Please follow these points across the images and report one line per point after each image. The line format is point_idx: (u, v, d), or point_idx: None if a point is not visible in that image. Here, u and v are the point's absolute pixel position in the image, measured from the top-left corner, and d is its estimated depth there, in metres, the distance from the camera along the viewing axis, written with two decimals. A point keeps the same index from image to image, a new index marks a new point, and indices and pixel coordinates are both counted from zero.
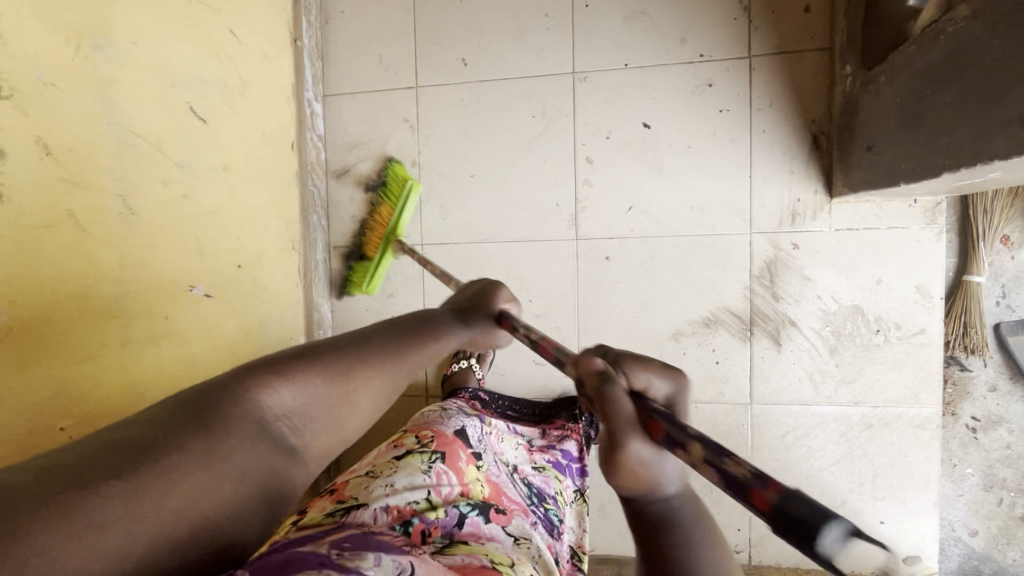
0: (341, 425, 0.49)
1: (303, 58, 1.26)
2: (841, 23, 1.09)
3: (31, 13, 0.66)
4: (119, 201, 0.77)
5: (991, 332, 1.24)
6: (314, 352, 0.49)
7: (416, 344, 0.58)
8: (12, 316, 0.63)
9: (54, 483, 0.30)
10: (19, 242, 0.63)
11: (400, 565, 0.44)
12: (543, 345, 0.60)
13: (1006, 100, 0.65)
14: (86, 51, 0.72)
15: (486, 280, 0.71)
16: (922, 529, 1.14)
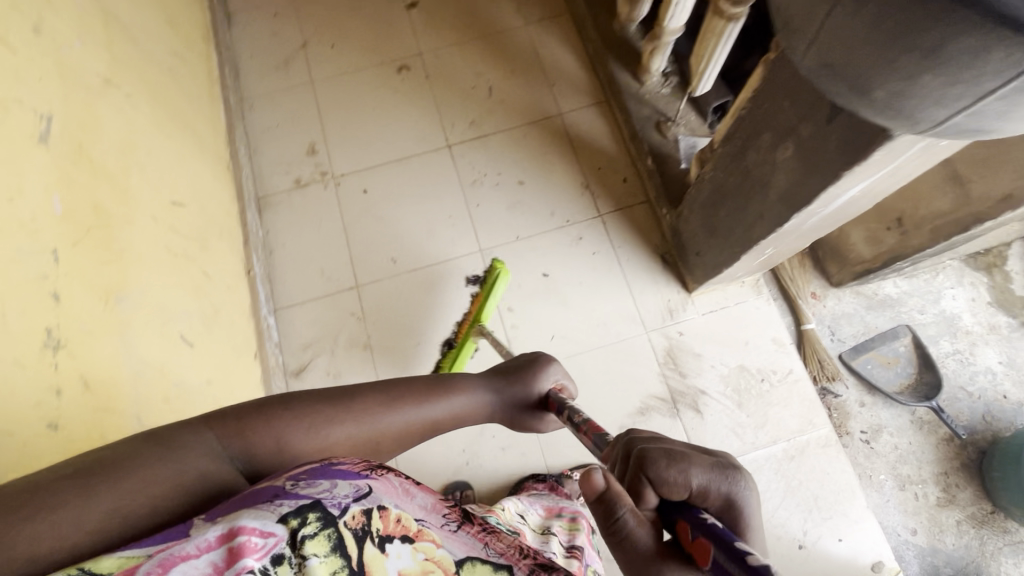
0: (317, 448, 0.70)
1: (257, 284, 1.51)
2: (649, 185, 1.62)
3: (79, 283, 0.84)
4: (135, 420, 0.88)
5: (839, 361, 1.63)
6: (284, 401, 0.70)
7: (429, 397, 0.84)
8: None
9: (58, 481, 0.48)
10: None
11: (357, 488, 0.54)
12: (586, 427, 0.86)
13: (751, 208, 1.09)
14: (112, 304, 0.90)
15: (533, 356, 1.01)
16: (869, 535, 1.33)
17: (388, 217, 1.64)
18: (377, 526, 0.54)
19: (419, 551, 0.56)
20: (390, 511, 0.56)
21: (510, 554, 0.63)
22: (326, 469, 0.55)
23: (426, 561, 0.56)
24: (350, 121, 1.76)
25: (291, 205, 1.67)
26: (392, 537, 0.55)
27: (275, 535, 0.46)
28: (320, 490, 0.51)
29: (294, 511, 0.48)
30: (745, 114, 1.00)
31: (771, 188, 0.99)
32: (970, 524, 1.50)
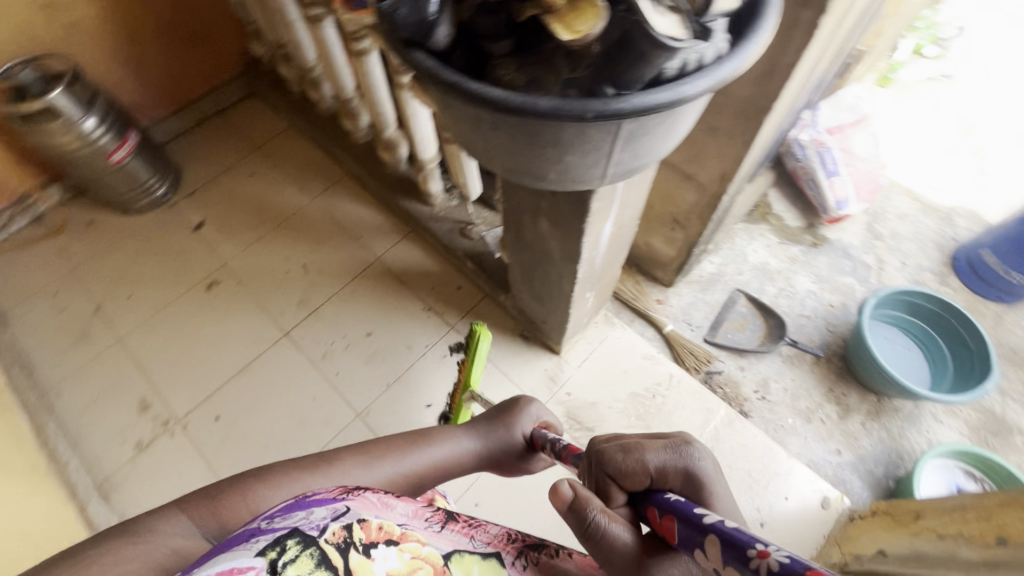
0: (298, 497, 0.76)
1: None
2: (480, 282, 1.74)
3: None
4: None
5: (706, 344, 1.81)
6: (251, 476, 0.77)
7: (411, 441, 0.95)
8: None
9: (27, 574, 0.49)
10: None
11: (335, 510, 0.55)
12: (569, 448, 0.93)
13: (552, 270, 1.22)
14: None
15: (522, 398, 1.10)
16: (803, 480, 1.44)
17: (253, 432, 1.55)
18: (363, 537, 0.54)
19: (408, 553, 0.58)
20: (369, 520, 0.57)
21: (497, 541, 0.68)
22: (292, 501, 0.55)
23: (414, 559, 0.58)
24: (175, 359, 1.68)
25: (140, 474, 1.50)
26: (376, 543, 0.55)
27: (256, 564, 0.45)
28: (293, 518, 0.51)
29: (272, 543, 0.48)
30: (506, 205, 1.17)
31: (555, 252, 1.13)
32: (871, 419, 1.68)
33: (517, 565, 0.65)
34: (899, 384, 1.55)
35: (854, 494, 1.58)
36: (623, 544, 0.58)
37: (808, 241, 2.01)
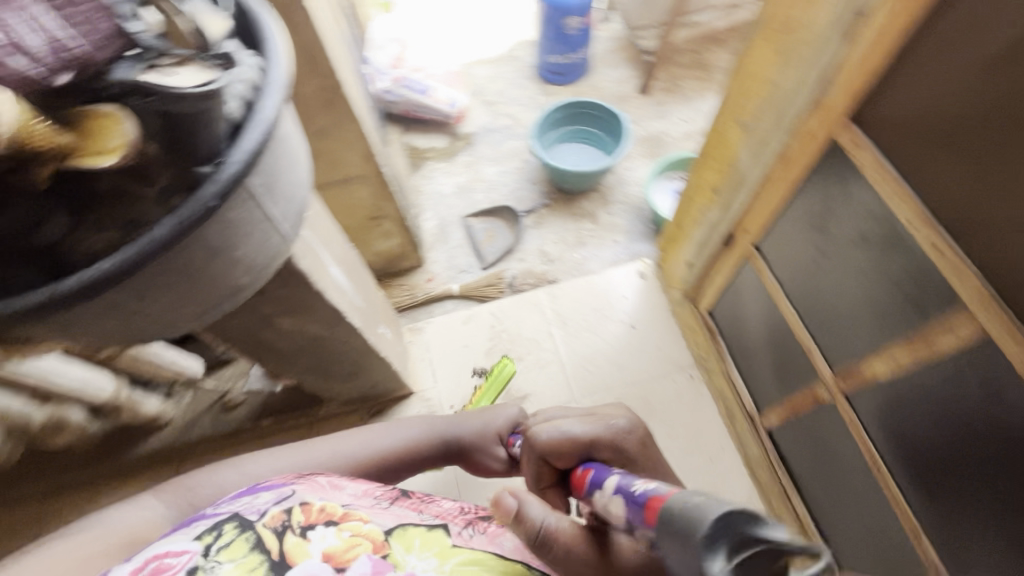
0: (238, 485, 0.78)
1: None
2: (293, 423, 1.52)
3: None
4: None
5: (487, 270, 1.93)
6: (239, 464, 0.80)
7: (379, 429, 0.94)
8: None
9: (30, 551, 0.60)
10: None
11: (283, 496, 0.65)
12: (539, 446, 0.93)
13: (336, 347, 1.11)
14: None
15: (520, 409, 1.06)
16: (623, 277, 1.70)
17: None
18: (302, 518, 0.61)
19: (348, 530, 0.61)
20: (313, 504, 0.64)
21: (447, 516, 0.71)
22: (256, 488, 0.67)
23: (353, 537, 0.60)
24: None
25: None
26: (314, 524, 0.61)
27: (186, 552, 0.56)
28: (240, 506, 0.63)
29: (212, 530, 0.59)
30: (236, 345, 1.00)
31: (320, 331, 1.03)
32: (609, 204, 2.04)
33: (462, 535, 0.66)
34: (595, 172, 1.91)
35: (648, 252, 1.94)
36: (576, 532, 0.60)
37: (462, 145, 2.24)
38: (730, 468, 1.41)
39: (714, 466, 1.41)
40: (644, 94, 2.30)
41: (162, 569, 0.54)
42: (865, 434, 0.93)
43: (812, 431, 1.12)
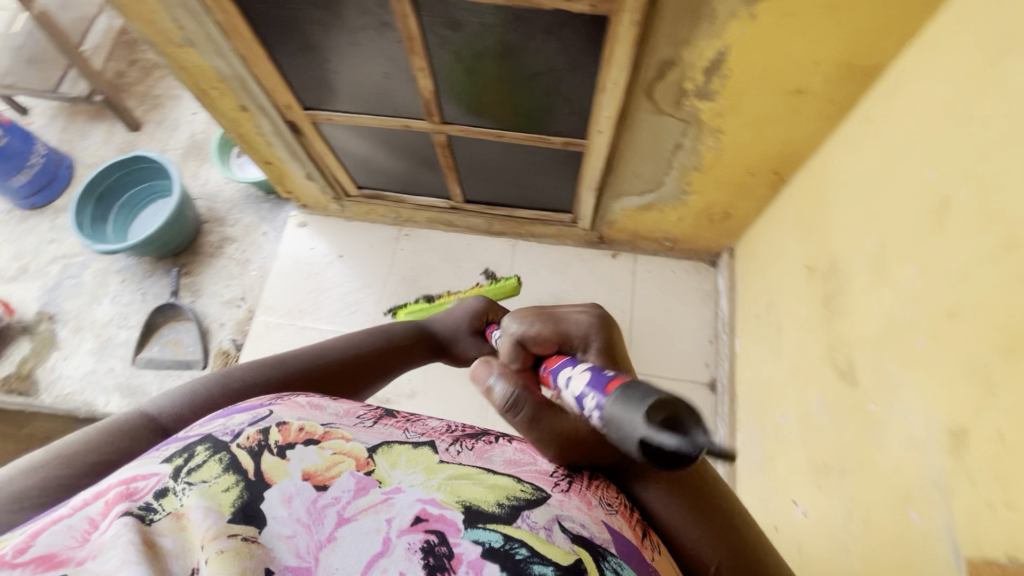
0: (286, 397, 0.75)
1: None
2: None
3: None
4: None
5: (205, 364, 1.72)
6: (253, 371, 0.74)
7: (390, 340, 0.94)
8: (907, 508, 0.68)
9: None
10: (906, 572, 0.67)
11: (258, 413, 0.51)
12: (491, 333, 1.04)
13: None
14: None
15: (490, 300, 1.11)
16: (295, 240, 1.73)
17: None
18: (278, 436, 0.49)
19: (330, 447, 0.49)
20: (293, 422, 0.51)
21: (433, 433, 0.57)
22: (230, 406, 0.53)
23: (336, 454, 0.49)
24: None
25: None
26: (292, 444, 0.49)
27: (157, 475, 0.44)
28: (211, 424, 0.49)
29: (180, 451, 0.47)
30: None
31: None
32: (225, 219, 1.94)
33: (450, 450, 0.54)
34: (179, 213, 1.78)
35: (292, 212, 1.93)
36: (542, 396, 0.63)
37: (45, 324, 1.82)
38: (484, 246, 1.68)
39: (477, 254, 1.67)
40: (138, 128, 2.12)
41: (132, 492, 0.43)
42: (473, 128, 1.19)
43: (470, 166, 1.39)
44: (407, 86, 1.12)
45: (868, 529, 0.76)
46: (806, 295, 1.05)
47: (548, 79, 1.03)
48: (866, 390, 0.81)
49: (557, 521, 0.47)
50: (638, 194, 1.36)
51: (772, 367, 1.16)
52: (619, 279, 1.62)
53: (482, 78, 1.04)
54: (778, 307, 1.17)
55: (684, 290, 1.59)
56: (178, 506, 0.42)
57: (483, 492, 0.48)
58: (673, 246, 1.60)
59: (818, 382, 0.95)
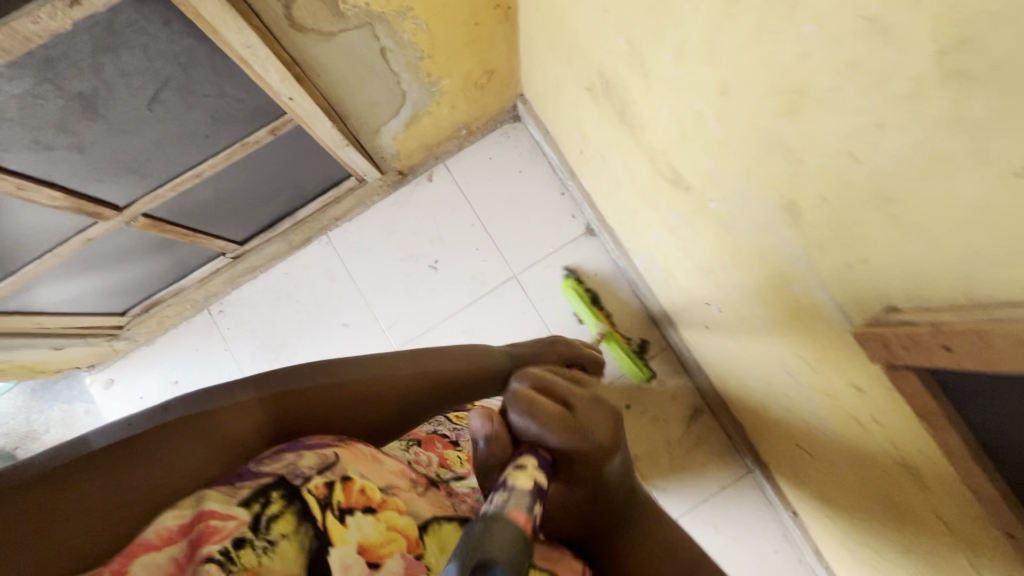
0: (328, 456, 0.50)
1: (779, 494, 1.27)
2: None
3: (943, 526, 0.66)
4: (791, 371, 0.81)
5: None
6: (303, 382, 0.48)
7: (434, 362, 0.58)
8: (790, 285, 0.67)
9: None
10: (817, 335, 0.67)
11: (322, 459, 0.43)
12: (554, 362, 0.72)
13: None
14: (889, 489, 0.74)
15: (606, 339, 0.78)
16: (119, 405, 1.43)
17: None
18: (336, 502, 0.42)
19: (385, 520, 0.44)
20: (357, 478, 0.44)
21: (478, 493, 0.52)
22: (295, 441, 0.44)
23: (389, 530, 0.43)
24: None
25: None
26: (353, 508, 0.42)
27: (238, 516, 0.38)
28: (284, 460, 0.42)
29: (255, 492, 0.39)
30: None
31: None
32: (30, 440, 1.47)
33: None
34: None
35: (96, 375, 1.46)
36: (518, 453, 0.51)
37: None
38: (303, 264, 1.45)
39: (304, 276, 1.44)
40: None
41: (216, 533, 0.37)
42: (159, 190, 0.91)
43: (209, 218, 1.11)
44: (32, 213, 0.81)
45: (769, 308, 0.76)
46: (602, 116, 0.95)
47: (178, 91, 0.75)
48: (700, 190, 0.76)
49: None
50: (394, 118, 1.14)
51: (620, 196, 1.10)
52: (448, 196, 1.45)
53: (101, 145, 0.76)
54: (591, 138, 1.07)
55: (510, 163, 1.46)
56: (258, 564, 0.37)
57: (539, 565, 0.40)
58: (469, 129, 1.42)
59: (661, 197, 0.90)
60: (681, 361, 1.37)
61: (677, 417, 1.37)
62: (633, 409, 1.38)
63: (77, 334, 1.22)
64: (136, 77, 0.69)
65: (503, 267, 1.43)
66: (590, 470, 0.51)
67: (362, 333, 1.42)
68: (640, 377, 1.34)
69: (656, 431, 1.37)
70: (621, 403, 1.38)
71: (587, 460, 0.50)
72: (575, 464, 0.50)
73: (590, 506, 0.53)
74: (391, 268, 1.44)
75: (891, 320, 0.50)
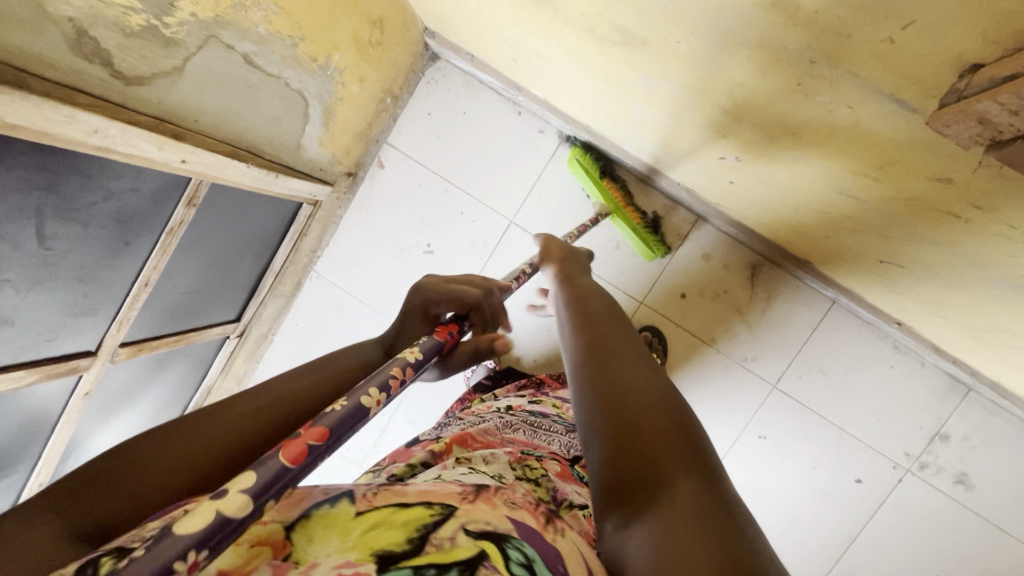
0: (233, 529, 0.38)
1: (874, 313, 1.17)
2: None
3: None
4: (849, 189, 0.68)
5: None
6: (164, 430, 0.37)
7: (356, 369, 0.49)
8: (822, 95, 0.53)
9: None
10: (879, 134, 0.53)
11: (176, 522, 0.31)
12: None
13: None
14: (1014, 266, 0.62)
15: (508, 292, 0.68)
16: None
17: (807, 474, 1.28)
18: None
19: (250, 536, 0.33)
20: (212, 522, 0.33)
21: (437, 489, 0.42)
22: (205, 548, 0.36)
23: (251, 546, 0.32)
24: (963, 560, 1.24)
25: (930, 407, 1.23)
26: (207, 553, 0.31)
27: None
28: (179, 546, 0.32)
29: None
30: None
31: None
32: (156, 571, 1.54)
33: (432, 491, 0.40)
34: None
35: None
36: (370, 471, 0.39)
37: None
38: (307, 309, 1.38)
39: (313, 318, 1.38)
40: None
41: None
42: (119, 316, 0.84)
43: (190, 313, 1.04)
44: (12, 401, 0.75)
45: (795, 133, 0.63)
46: (514, 8, 0.79)
47: (58, 214, 0.65)
48: (661, 36, 0.61)
49: (465, 528, 0.34)
50: (308, 124, 1.01)
51: (576, 87, 0.95)
52: (408, 175, 1.32)
53: (25, 306, 0.68)
54: (516, 38, 0.91)
55: (452, 109, 1.30)
56: None
57: (394, 534, 0.33)
58: (393, 94, 1.26)
59: (620, 66, 0.75)
60: (718, 226, 1.24)
61: (738, 283, 1.26)
62: (690, 296, 1.28)
63: None
64: (5, 225, 0.59)
65: (497, 218, 1.31)
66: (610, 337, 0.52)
67: None
68: (652, 254, 1.23)
69: (723, 306, 1.27)
70: (675, 296, 1.28)
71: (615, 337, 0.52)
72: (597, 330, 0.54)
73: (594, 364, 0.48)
74: (390, 273, 1.35)
75: (969, 90, 0.41)
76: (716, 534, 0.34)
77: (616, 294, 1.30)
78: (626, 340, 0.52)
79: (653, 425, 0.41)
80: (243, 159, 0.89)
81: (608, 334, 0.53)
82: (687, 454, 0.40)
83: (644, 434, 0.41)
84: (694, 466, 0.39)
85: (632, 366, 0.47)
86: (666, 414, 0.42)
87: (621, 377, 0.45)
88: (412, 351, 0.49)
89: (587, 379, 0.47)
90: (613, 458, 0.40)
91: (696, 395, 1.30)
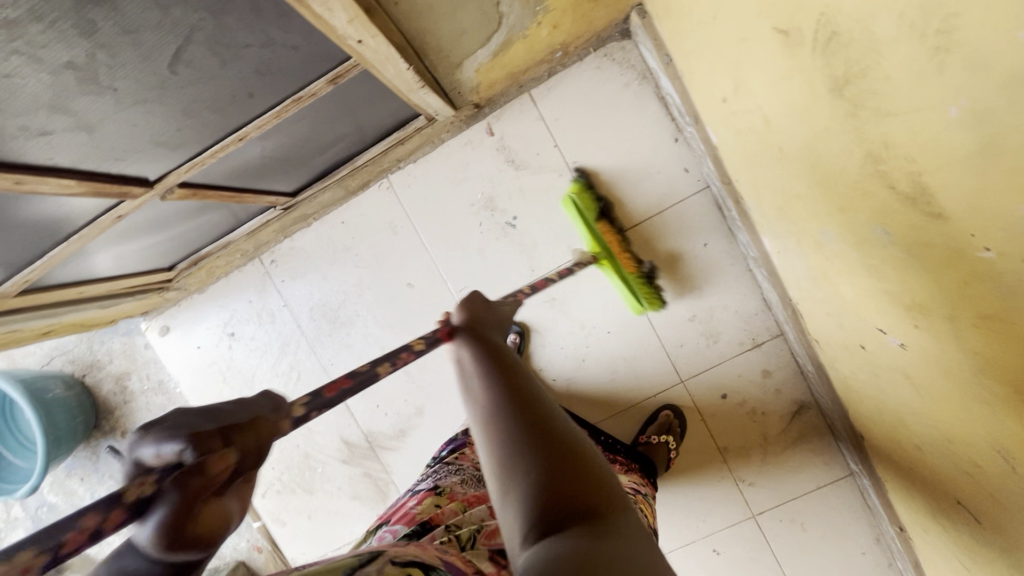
0: None
1: (883, 507, 1.13)
2: None
3: None
4: (1004, 453, 0.63)
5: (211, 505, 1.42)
6: None
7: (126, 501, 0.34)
8: None
9: None
10: None
11: None
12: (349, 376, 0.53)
13: None
14: None
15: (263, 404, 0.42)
16: (170, 351, 1.35)
17: None
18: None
19: None
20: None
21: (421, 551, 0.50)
22: None
23: None
24: None
25: None
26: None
27: None
28: None
29: None
30: None
31: None
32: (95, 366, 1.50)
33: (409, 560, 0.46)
34: (43, 403, 1.39)
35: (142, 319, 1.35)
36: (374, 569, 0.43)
37: None
38: (360, 212, 1.25)
39: (360, 223, 1.25)
40: None
41: None
42: (198, 158, 0.70)
43: (257, 174, 0.91)
44: (45, 200, 0.63)
45: (1013, 388, 0.55)
46: (791, 73, 0.67)
47: (202, 43, 0.51)
48: (963, 227, 0.51)
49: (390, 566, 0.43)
50: (481, 48, 0.87)
51: (775, 171, 0.84)
52: (533, 136, 1.19)
53: (114, 119, 0.54)
54: (750, 88, 0.79)
55: (611, 96, 1.16)
56: None
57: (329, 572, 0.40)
58: (566, 49, 1.12)
59: (864, 202, 0.65)
60: (794, 352, 1.18)
61: (778, 412, 1.22)
62: (730, 400, 1.23)
63: (124, 293, 1.10)
64: (145, 32, 0.46)
65: None
66: (533, 407, 0.48)
67: (429, 296, 1.26)
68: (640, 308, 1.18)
69: (753, 425, 1.23)
70: (715, 394, 1.23)
71: (545, 408, 0.49)
72: (528, 398, 0.49)
73: (530, 442, 0.45)
74: (460, 223, 1.23)
75: None
76: (619, 553, 0.38)
77: (663, 361, 1.24)
78: (549, 410, 0.49)
79: (573, 474, 0.43)
80: (406, 58, 0.75)
81: (524, 381, 0.51)
82: (610, 495, 0.44)
83: (552, 472, 0.43)
84: (596, 476, 0.44)
85: (555, 419, 0.48)
86: (593, 465, 0.45)
87: (571, 459, 0.44)
88: (144, 481, 0.33)
89: (519, 432, 0.46)
90: (541, 506, 0.41)
91: (680, 484, 1.28)
